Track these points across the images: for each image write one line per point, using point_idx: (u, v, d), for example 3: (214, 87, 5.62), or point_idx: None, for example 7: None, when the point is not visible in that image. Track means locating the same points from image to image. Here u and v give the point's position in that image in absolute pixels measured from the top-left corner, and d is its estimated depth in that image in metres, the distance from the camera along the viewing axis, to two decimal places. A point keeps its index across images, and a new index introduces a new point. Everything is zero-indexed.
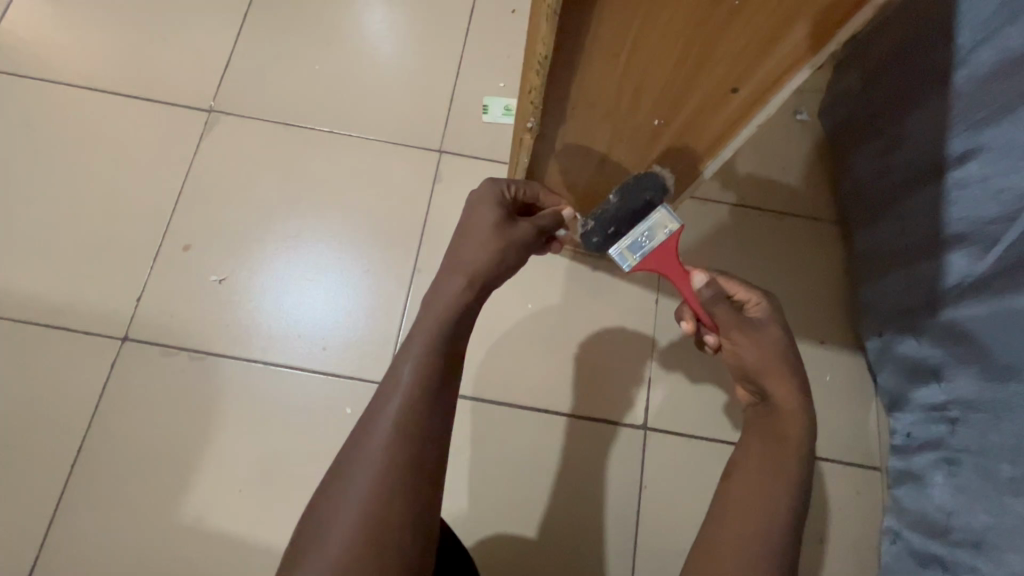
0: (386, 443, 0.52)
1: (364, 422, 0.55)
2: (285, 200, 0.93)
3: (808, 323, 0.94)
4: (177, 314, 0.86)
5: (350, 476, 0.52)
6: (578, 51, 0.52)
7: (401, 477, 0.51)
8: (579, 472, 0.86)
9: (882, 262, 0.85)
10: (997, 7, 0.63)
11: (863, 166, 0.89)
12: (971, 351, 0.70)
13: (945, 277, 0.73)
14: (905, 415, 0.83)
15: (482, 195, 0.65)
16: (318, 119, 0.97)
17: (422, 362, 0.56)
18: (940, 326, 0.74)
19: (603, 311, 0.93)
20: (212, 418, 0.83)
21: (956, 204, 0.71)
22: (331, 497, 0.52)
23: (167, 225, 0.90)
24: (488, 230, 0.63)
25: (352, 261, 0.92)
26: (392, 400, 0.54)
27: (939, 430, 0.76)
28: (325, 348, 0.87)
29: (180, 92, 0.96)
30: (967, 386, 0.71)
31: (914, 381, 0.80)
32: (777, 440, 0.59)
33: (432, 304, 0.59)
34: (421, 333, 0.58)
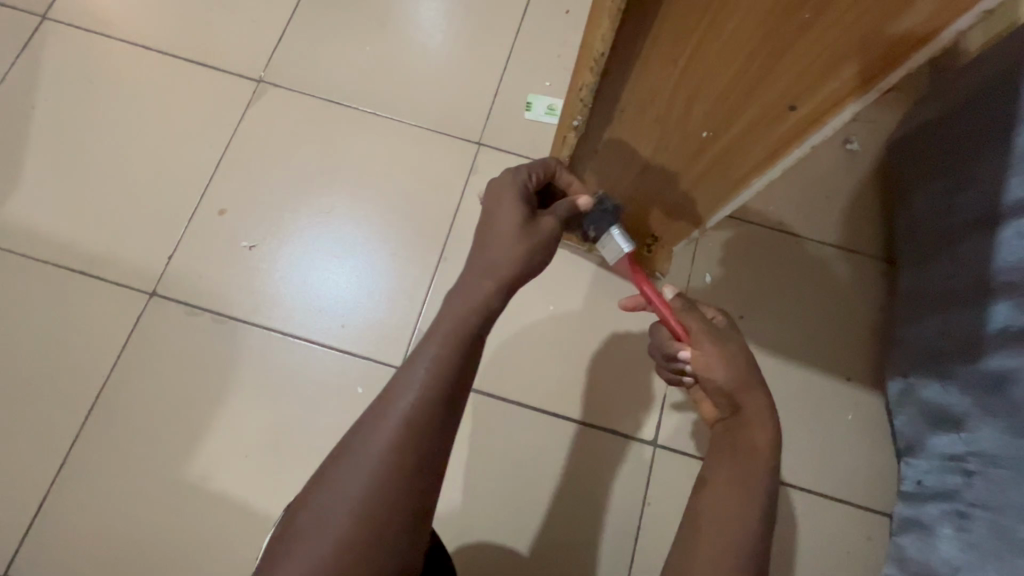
0: (392, 440, 0.48)
1: (372, 412, 0.50)
2: (322, 176, 0.94)
3: (841, 362, 0.89)
4: (205, 276, 0.87)
5: (342, 473, 0.47)
6: (632, 51, 0.49)
7: (405, 479, 0.47)
8: (579, 485, 0.84)
9: (924, 303, 0.79)
10: None
11: (921, 202, 0.82)
12: (1001, 403, 0.64)
13: (985, 324, 0.67)
14: (917, 461, 0.76)
15: (506, 186, 0.59)
16: (362, 100, 0.97)
17: (444, 359, 0.50)
18: (971, 372, 0.68)
19: (625, 323, 0.90)
20: (227, 381, 0.84)
21: (1015, 253, 0.65)
22: (321, 486, 0.47)
23: (205, 188, 0.92)
24: (513, 227, 0.56)
25: (379, 242, 0.91)
26: (403, 399, 0.49)
27: (953, 481, 0.70)
28: (344, 326, 0.87)
29: (233, 61, 0.98)
30: (991, 439, 0.65)
31: (933, 428, 0.74)
32: (742, 454, 0.56)
33: (459, 296, 0.53)
34: (443, 332, 0.51)
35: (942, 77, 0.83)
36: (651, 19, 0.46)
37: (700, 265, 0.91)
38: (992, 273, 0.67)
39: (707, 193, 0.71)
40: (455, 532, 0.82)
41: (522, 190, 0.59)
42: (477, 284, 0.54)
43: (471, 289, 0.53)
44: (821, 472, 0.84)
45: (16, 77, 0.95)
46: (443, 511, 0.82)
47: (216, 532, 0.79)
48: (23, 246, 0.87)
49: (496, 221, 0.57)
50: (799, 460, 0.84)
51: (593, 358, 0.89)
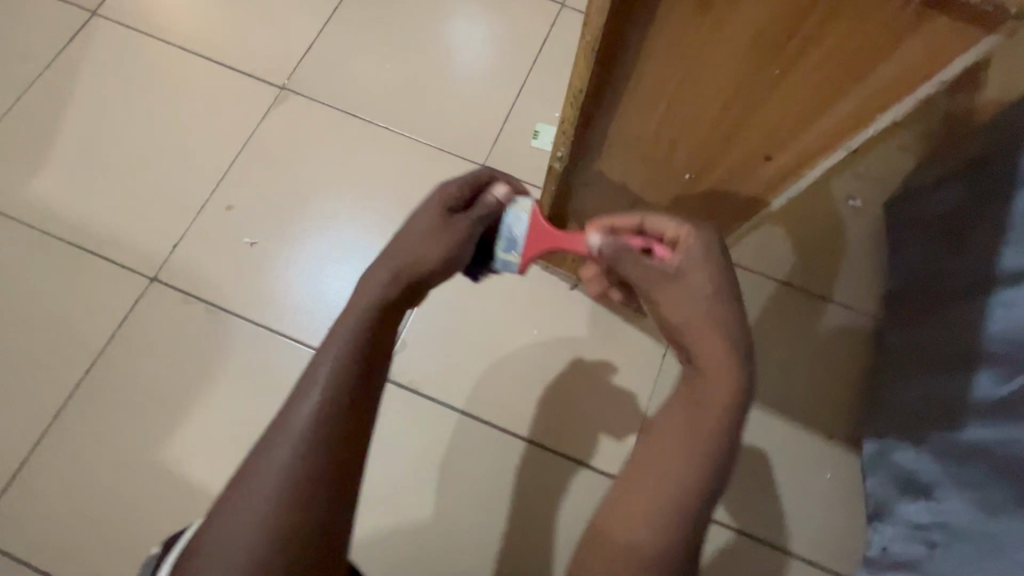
0: (299, 438, 0.44)
1: (284, 409, 0.47)
2: (330, 182, 0.97)
3: (825, 419, 0.87)
4: (204, 267, 0.91)
5: (243, 495, 0.43)
6: (613, 88, 0.51)
7: (310, 488, 0.44)
8: (543, 514, 0.83)
9: (907, 367, 0.78)
10: None
11: (911, 266, 0.82)
12: (973, 474, 0.62)
13: (967, 394, 0.66)
14: (884, 527, 0.72)
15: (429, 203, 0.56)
16: (376, 114, 1.01)
17: (352, 345, 0.48)
18: (948, 441, 0.67)
19: (608, 354, 0.90)
20: (211, 370, 0.86)
21: (1001, 324, 0.64)
22: (242, 485, 0.44)
23: (218, 184, 0.96)
24: (430, 228, 0.54)
25: (375, 252, 0.94)
26: (303, 406, 0.46)
27: (917, 551, 0.65)
28: (330, 328, 0.89)
29: (260, 66, 1.03)
30: (959, 511, 0.62)
31: (903, 494, 0.71)
32: (693, 410, 0.49)
33: (363, 287, 0.51)
34: (342, 332, 0.49)
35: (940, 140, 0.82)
36: (634, 63, 0.47)
37: None
38: (976, 344, 0.67)
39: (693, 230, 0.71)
40: (415, 547, 0.81)
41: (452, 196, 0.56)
42: (397, 276, 0.51)
43: (372, 282, 0.51)
44: (793, 530, 0.82)
45: (59, 66, 1.01)
46: (406, 523, 0.82)
47: (180, 518, 0.80)
48: (40, 223, 0.92)
49: (408, 223, 0.55)
50: (769, 514, 0.83)
51: (571, 388, 0.88)
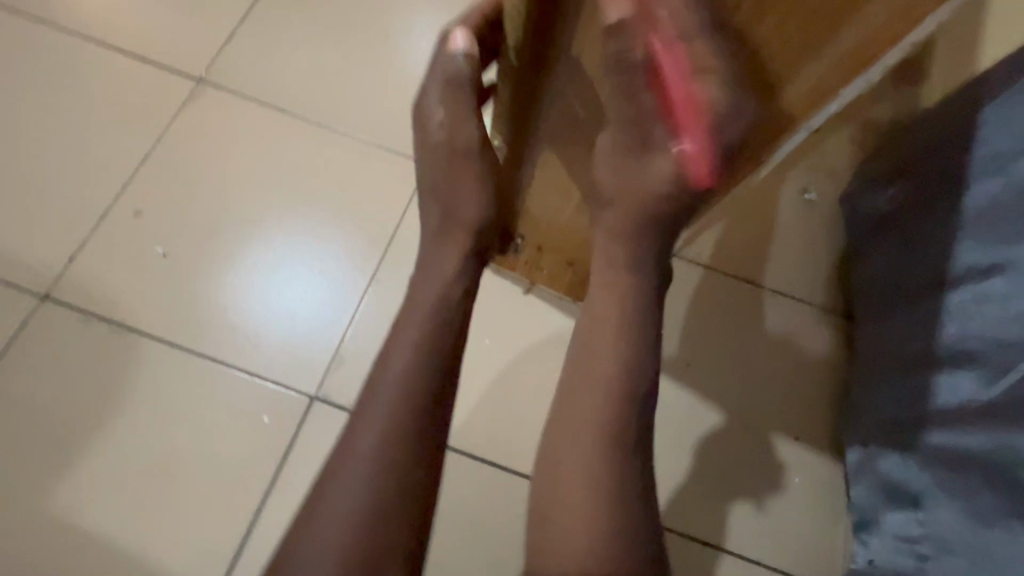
0: (375, 445, 0.50)
1: (366, 395, 0.53)
2: (258, 186, 0.88)
3: (793, 420, 0.84)
4: (107, 282, 0.79)
5: (328, 503, 0.49)
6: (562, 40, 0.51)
7: (392, 498, 0.49)
8: (502, 540, 0.77)
9: (882, 366, 0.74)
10: None
11: (879, 261, 0.78)
12: (964, 484, 0.59)
13: (934, 397, 0.65)
14: (870, 540, 0.69)
15: (429, 143, 0.61)
16: (308, 108, 0.93)
17: (423, 344, 0.55)
18: (931, 454, 0.64)
19: (567, 362, 0.84)
20: (116, 401, 0.74)
21: (973, 322, 0.62)
22: (338, 470, 0.51)
23: (124, 188, 0.84)
24: (443, 181, 0.60)
25: (309, 260, 0.85)
26: (371, 420, 0.52)
27: (907, 565, 0.63)
28: (258, 348, 0.79)
29: (173, 55, 0.92)
30: (948, 521, 0.60)
31: (888, 502, 0.68)
32: (612, 271, 0.55)
33: (424, 280, 0.58)
34: (403, 348, 0.55)
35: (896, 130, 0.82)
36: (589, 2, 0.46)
37: None
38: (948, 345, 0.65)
39: None
40: None
41: (436, 121, 0.59)
42: (460, 238, 0.60)
43: (428, 287, 0.58)
44: (760, 535, 0.79)
45: None
46: None
47: None
48: None
49: (440, 193, 0.60)
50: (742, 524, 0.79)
51: (528, 401, 0.82)
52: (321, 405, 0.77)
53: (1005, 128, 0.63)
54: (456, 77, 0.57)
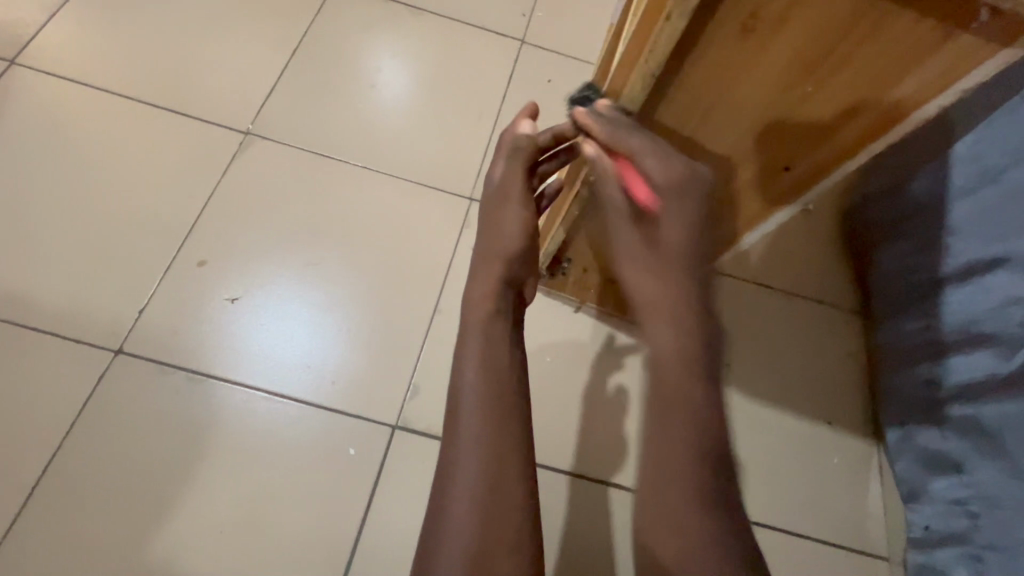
0: (475, 449, 0.58)
1: (451, 419, 0.61)
2: (314, 229, 0.92)
3: (823, 407, 0.93)
4: (179, 331, 0.81)
5: (449, 504, 0.57)
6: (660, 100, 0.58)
7: (504, 491, 0.57)
8: (585, 546, 0.80)
9: (907, 353, 0.86)
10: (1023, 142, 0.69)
11: (890, 263, 0.90)
12: (997, 446, 0.70)
13: (949, 376, 0.78)
14: (921, 506, 0.80)
15: (488, 197, 0.71)
16: (352, 154, 0.98)
17: (490, 343, 0.64)
18: (963, 420, 0.75)
19: (622, 372, 0.90)
20: (200, 446, 0.76)
21: (987, 315, 0.73)
22: (447, 485, 0.58)
23: (185, 239, 0.87)
24: (500, 231, 0.68)
25: (369, 294, 0.89)
26: (466, 423, 0.60)
27: (960, 523, 0.73)
28: (333, 382, 0.82)
29: (220, 113, 0.97)
30: (991, 480, 0.70)
31: (934, 471, 0.79)
32: None
33: (474, 306, 0.66)
34: (473, 349, 0.64)
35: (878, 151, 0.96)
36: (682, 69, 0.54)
37: None
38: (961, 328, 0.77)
39: None
40: None
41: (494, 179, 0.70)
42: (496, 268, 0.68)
43: (478, 294, 0.67)
44: (807, 513, 0.87)
45: None
46: None
47: None
48: None
49: (492, 226, 0.69)
50: (790, 504, 0.87)
51: (592, 410, 0.87)
52: (402, 432, 0.80)
53: (990, 145, 0.73)
54: (516, 145, 0.68)
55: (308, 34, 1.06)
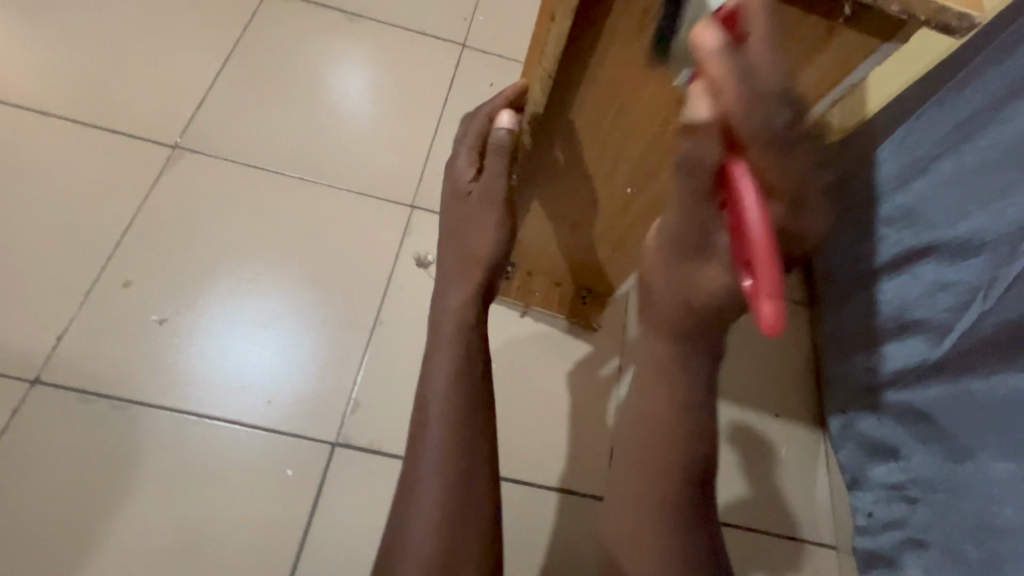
0: (441, 445, 0.58)
1: (416, 429, 0.60)
2: (248, 243, 0.89)
3: (773, 398, 0.92)
4: (103, 356, 0.78)
5: (413, 498, 0.58)
6: (572, 89, 0.57)
7: (465, 487, 0.58)
8: (535, 551, 0.80)
9: (846, 342, 0.86)
10: (949, 131, 0.72)
11: (835, 254, 0.90)
12: (931, 430, 0.71)
13: (884, 363, 0.79)
14: (863, 493, 0.80)
15: (455, 196, 0.66)
16: (288, 165, 0.95)
17: (458, 341, 0.63)
18: (898, 405, 0.76)
19: (568, 375, 0.90)
20: (125, 476, 0.72)
21: (921, 301, 0.75)
22: (410, 492, 0.58)
23: (109, 259, 0.83)
24: (472, 232, 0.65)
25: (307, 308, 0.86)
26: (434, 421, 0.59)
27: (899, 509, 0.74)
28: (270, 401, 0.79)
29: (146, 127, 0.93)
30: (926, 464, 0.71)
31: (872, 458, 0.79)
32: None
33: (442, 313, 0.64)
34: (443, 346, 0.62)
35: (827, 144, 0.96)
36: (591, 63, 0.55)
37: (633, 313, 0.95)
38: (893, 315, 0.79)
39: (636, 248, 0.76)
40: None
41: (462, 178, 0.65)
42: (473, 270, 0.65)
43: (451, 294, 0.65)
44: (763, 508, 0.86)
45: None
46: None
47: None
48: None
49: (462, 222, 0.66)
50: (747, 500, 0.86)
51: (539, 415, 0.87)
52: (342, 449, 0.78)
53: (904, 147, 0.79)
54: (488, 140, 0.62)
55: (240, 42, 1.04)
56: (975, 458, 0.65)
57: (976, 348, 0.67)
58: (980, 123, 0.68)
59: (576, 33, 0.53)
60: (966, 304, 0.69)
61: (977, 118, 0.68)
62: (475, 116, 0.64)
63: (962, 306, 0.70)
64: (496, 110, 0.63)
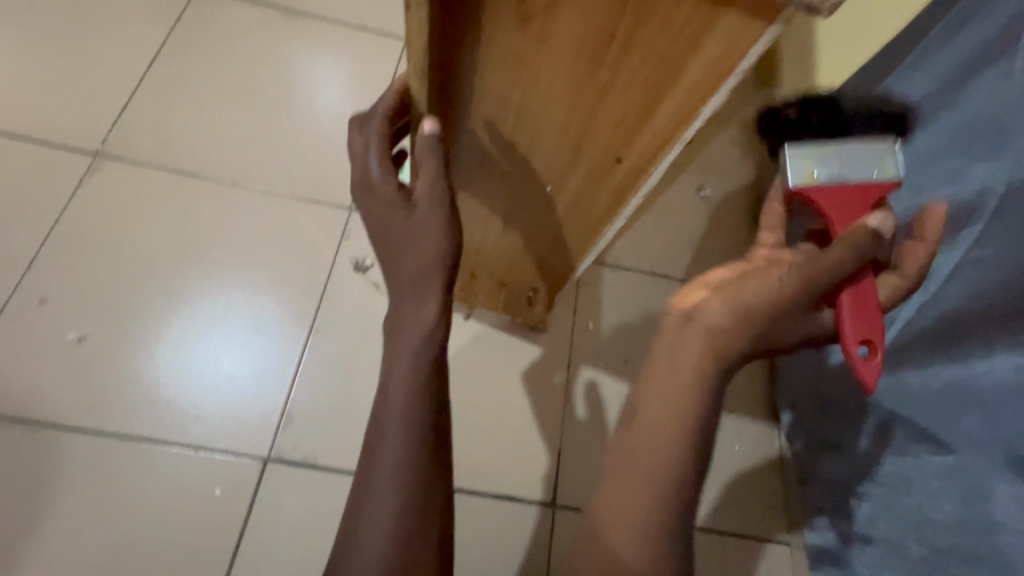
0: (394, 494, 0.46)
1: (366, 456, 0.48)
2: (175, 252, 0.85)
3: (726, 393, 0.90)
4: (18, 376, 0.75)
5: (354, 554, 0.45)
6: (463, 89, 0.51)
7: (420, 537, 0.47)
8: (479, 562, 0.77)
9: None
10: (933, 101, 0.65)
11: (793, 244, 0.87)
12: (875, 421, 0.68)
13: (831, 357, 0.76)
14: (814, 487, 0.77)
15: (374, 203, 0.53)
16: (217, 169, 0.91)
17: (419, 366, 0.48)
18: (847, 397, 0.73)
19: (513, 378, 0.87)
20: (42, 501, 0.70)
21: None
22: (350, 542, 0.46)
23: (26, 274, 0.80)
24: (412, 237, 0.51)
25: (237, 318, 0.83)
26: (386, 461, 0.47)
27: (846, 503, 0.72)
28: (197, 418, 0.76)
29: (66, 133, 0.89)
30: (869, 458, 0.69)
31: (822, 451, 0.76)
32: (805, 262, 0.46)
33: (401, 330, 0.49)
34: (399, 371, 0.48)
35: None
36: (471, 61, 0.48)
37: (581, 311, 0.92)
38: None
39: (567, 245, 0.73)
40: None
41: (381, 182, 0.53)
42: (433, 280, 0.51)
43: (411, 311, 0.50)
44: (718, 506, 0.83)
45: None
46: None
47: None
48: None
49: (411, 222, 0.52)
50: (700, 499, 0.83)
51: (483, 421, 0.84)
52: (275, 465, 0.75)
53: (890, 121, 0.71)
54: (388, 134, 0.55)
55: (168, 41, 0.99)
56: (916, 449, 0.63)
57: (914, 340, 0.64)
58: (933, 105, 0.65)
59: (461, 35, 0.45)
60: (910, 292, 0.66)
61: (929, 100, 0.66)
62: (369, 119, 0.56)
63: (906, 295, 0.66)
64: (393, 108, 0.56)
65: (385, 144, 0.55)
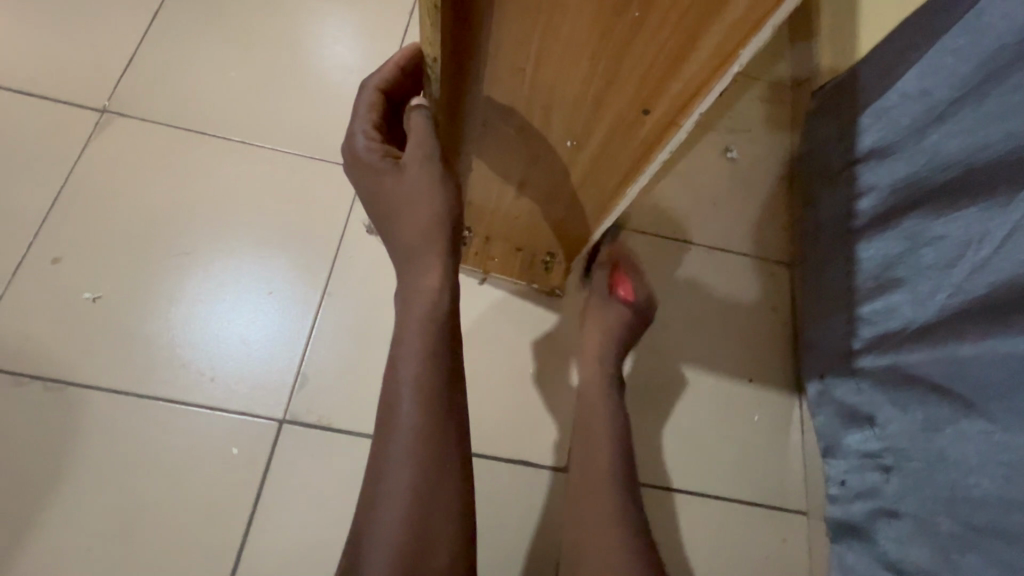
0: (410, 457, 0.49)
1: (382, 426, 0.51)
2: (184, 212, 0.84)
3: (746, 363, 0.87)
4: (36, 336, 0.75)
5: (376, 515, 0.48)
6: (480, 35, 0.47)
7: (434, 500, 0.49)
8: (492, 524, 0.77)
9: (828, 303, 0.79)
10: (998, 49, 0.58)
11: (828, 206, 0.81)
12: (913, 394, 0.65)
13: (862, 328, 0.73)
14: (836, 460, 0.75)
15: (360, 169, 0.53)
16: (226, 127, 0.88)
17: (431, 335, 0.52)
18: (880, 369, 0.70)
19: (529, 343, 0.85)
20: (66, 457, 0.71)
21: (921, 256, 0.65)
22: (371, 506, 0.48)
23: (39, 234, 0.80)
24: (404, 205, 0.52)
25: (248, 282, 0.81)
26: (399, 428, 0.50)
27: (872, 478, 0.70)
28: (212, 379, 0.76)
29: (73, 90, 0.87)
30: (903, 432, 0.67)
31: (847, 425, 0.74)
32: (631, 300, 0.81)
33: (411, 298, 0.53)
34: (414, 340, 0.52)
35: (823, 91, 0.88)
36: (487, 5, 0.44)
37: None
38: (881, 274, 0.71)
39: (589, 206, 0.69)
40: None
41: (368, 147, 0.52)
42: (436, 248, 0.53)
43: (419, 282, 0.53)
44: (733, 476, 0.82)
45: None
46: None
47: None
48: None
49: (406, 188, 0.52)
50: (715, 468, 0.82)
51: (498, 386, 0.83)
52: (290, 426, 0.75)
53: (943, 75, 0.64)
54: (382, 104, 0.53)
55: None
56: (956, 424, 0.60)
57: (964, 313, 0.60)
58: (1010, 57, 0.56)
59: None
60: (955, 261, 0.61)
61: (1005, 53, 0.57)
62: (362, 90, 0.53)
63: (949, 265, 0.62)
64: (389, 80, 0.53)
65: (374, 117, 0.53)
